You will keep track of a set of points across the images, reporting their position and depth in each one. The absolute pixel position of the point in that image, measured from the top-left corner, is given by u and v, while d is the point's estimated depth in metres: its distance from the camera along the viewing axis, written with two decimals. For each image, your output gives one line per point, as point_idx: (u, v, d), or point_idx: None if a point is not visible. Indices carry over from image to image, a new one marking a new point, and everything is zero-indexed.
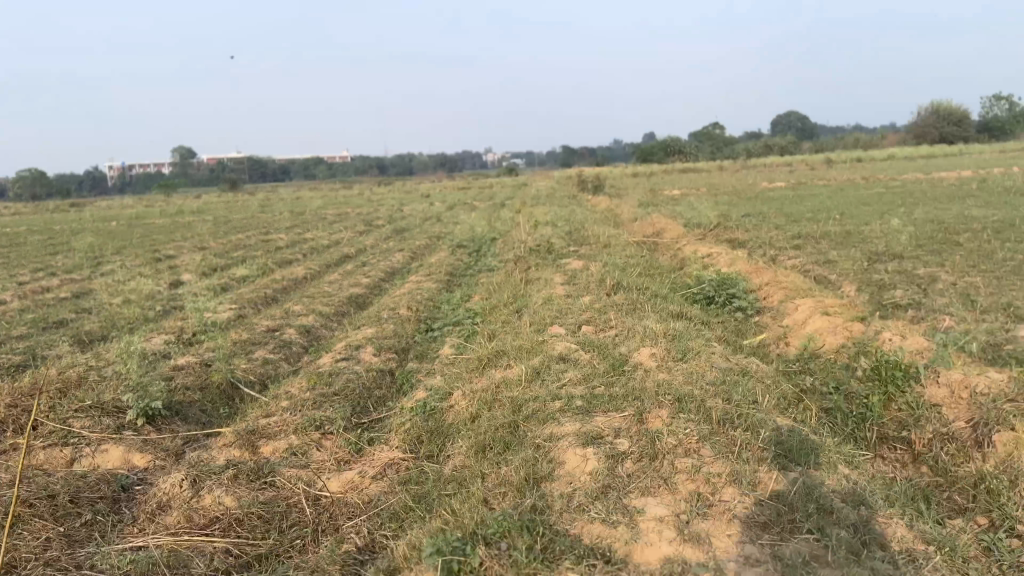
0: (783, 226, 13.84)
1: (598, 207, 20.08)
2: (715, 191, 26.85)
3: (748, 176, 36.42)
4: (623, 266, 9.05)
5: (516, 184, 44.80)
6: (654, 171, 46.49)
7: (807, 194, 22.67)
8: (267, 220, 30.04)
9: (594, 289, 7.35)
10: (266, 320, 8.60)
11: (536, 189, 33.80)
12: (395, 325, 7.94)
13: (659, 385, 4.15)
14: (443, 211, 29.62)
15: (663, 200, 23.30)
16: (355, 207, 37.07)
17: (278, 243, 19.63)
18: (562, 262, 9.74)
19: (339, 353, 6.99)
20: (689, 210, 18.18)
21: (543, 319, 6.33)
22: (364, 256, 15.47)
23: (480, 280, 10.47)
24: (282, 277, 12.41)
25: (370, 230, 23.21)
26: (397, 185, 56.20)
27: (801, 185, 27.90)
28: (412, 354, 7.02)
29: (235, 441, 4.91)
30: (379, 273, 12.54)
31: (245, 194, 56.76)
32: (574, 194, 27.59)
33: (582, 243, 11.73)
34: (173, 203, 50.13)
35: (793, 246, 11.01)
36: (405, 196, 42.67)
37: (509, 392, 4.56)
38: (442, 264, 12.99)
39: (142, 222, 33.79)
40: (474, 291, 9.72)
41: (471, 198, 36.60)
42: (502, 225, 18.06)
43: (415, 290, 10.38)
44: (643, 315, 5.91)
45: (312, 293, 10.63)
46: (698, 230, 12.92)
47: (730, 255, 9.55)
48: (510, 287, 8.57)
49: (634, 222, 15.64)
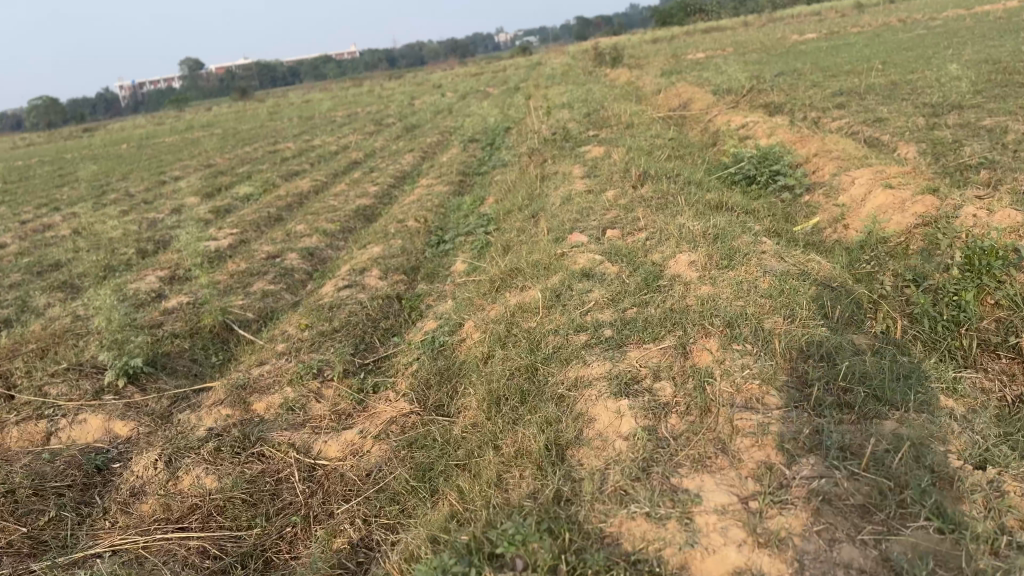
0: (821, 83, 12.67)
1: (617, 82, 18.86)
2: (741, 51, 25.16)
3: (774, 30, 34.22)
4: (649, 148, 8.21)
5: (531, 64, 42.90)
6: (674, 35, 44.14)
7: (842, 44, 21.08)
8: (276, 130, 29.13)
9: (618, 181, 6.56)
10: (267, 247, 8.01)
11: (550, 68, 32.20)
12: (403, 240, 7.29)
13: (700, 303, 3.46)
14: (455, 102, 28.42)
15: (687, 67, 21.88)
16: (365, 106, 35.89)
17: (286, 154, 18.88)
18: (581, 150, 8.91)
19: (343, 279, 6.38)
20: (716, 74, 16.92)
21: (563, 223, 5.61)
22: (374, 160, 14.69)
23: (495, 178, 9.72)
24: (287, 193, 11.76)
25: (382, 130, 22.30)
26: (408, 78, 54.37)
27: (834, 34, 26.05)
28: (422, 273, 6.39)
29: (224, 400, 4.35)
30: (388, 179, 11.81)
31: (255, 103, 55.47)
32: (592, 69, 26.15)
33: (602, 125, 10.81)
34: (184, 120, 49.17)
35: (835, 105, 9.99)
36: (416, 89, 41.22)
37: (527, 323, 3.89)
38: (455, 163, 12.21)
39: (153, 144, 33.13)
40: (489, 192, 8.98)
41: (484, 85, 35.11)
42: (516, 112, 17.03)
43: (425, 197, 9.67)
44: (675, 210, 5.15)
45: (319, 210, 10.00)
46: (727, 97, 11.86)
47: (767, 124, 8.62)
48: (525, 185, 7.81)
49: (657, 95, 14.53)
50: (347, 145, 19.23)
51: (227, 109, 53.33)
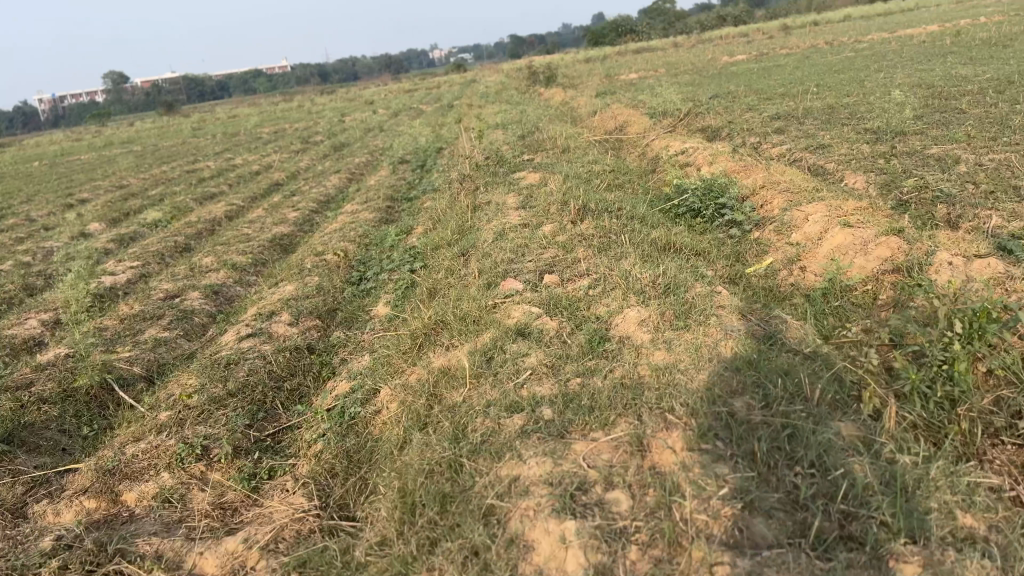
0: (758, 106, 12.47)
1: (551, 101, 18.47)
2: (674, 72, 25.14)
3: (707, 51, 34.53)
4: (587, 176, 7.73)
5: (465, 81, 42.46)
6: (608, 53, 44.41)
7: (773, 66, 21.23)
8: (198, 147, 27.89)
9: (555, 215, 6.05)
10: (168, 286, 7.23)
11: (484, 85, 31.76)
12: (320, 278, 6.62)
13: (657, 377, 2.93)
14: (387, 119, 27.76)
15: (621, 87, 21.74)
16: (294, 122, 34.88)
17: (205, 175, 17.86)
18: (516, 177, 8.38)
19: (249, 326, 5.68)
20: (652, 95, 16.72)
21: (495, 265, 5.05)
22: (297, 182, 13.91)
23: (425, 207, 9.13)
24: (199, 219, 10.91)
25: (309, 149, 21.50)
26: (339, 94, 53.31)
27: (765, 56, 26.31)
28: (339, 319, 5.75)
29: (89, 490, 3.64)
30: (310, 205, 11.08)
31: (179, 119, 53.57)
32: (526, 87, 25.85)
33: (536, 148, 10.33)
34: (101, 136, 46.99)
35: (775, 130, 9.71)
36: (348, 105, 40.37)
37: (451, 396, 3.30)
38: (382, 187, 11.55)
39: (66, 161, 31.49)
40: (416, 223, 8.38)
41: (417, 102, 34.50)
42: (448, 133, 16.46)
43: (349, 227, 9.00)
44: (619, 252, 4.64)
45: (232, 240, 9.22)
46: (665, 120, 11.53)
47: (708, 150, 8.25)
48: (456, 216, 7.24)
49: (593, 116, 14.14)
50: (271, 165, 18.32)
51: (149, 124, 51.30)
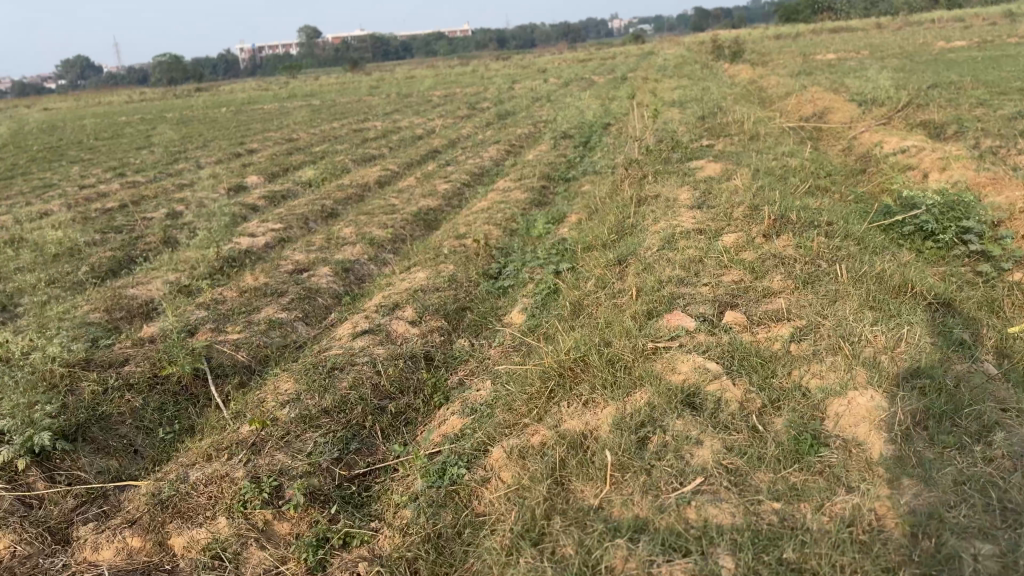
0: (992, 103, 10.51)
1: (736, 80, 16.85)
2: (879, 56, 22.57)
3: (917, 35, 31.09)
4: (781, 174, 6.47)
5: (642, 53, 40.79)
6: (801, 32, 41.31)
7: (1003, 55, 18.51)
8: (369, 106, 28.18)
9: (742, 224, 4.92)
10: (299, 257, 6.70)
11: (662, 60, 30.11)
12: (457, 270, 5.84)
13: (919, 552, 1.86)
14: (558, 89, 26.90)
15: (818, 69, 19.70)
16: (465, 86, 34.77)
17: (369, 135, 17.69)
18: (692, 167, 7.23)
19: (367, 318, 4.97)
20: (855, 80, 14.86)
21: (660, 283, 4.03)
22: (455, 151, 13.30)
23: (584, 193, 8.17)
24: (350, 183, 10.48)
25: (475, 115, 21.04)
26: (513, 59, 52.88)
27: (989, 43, 23.12)
28: (469, 324, 4.92)
29: (137, 523, 3.01)
30: (463, 176, 10.39)
31: (359, 76, 55.10)
32: (708, 62, 24.16)
33: (719, 134, 9.08)
34: (286, 88, 49.01)
35: (1019, 135, 7.95)
36: (520, 72, 39.84)
37: (587, 497, 2.34)
38: (542, 164, 10.67)
39: (249, 110, 32.90)
40: (572, 212, 7.44)
41: (590, 72, 33.39)
42: (619, 108, 15.30)
43: (499, 207, 8.19)
44: (831, 290, 3.49)
45: (377, 208, 8.66)
46: (874, 111, 9.89)
47: (936, 155, 6.75)
48: (618, 211, 6.24)
49: (785, 100, 12.56)
50: (434, 130, 17.90)
51: (331, 80, 53.03)
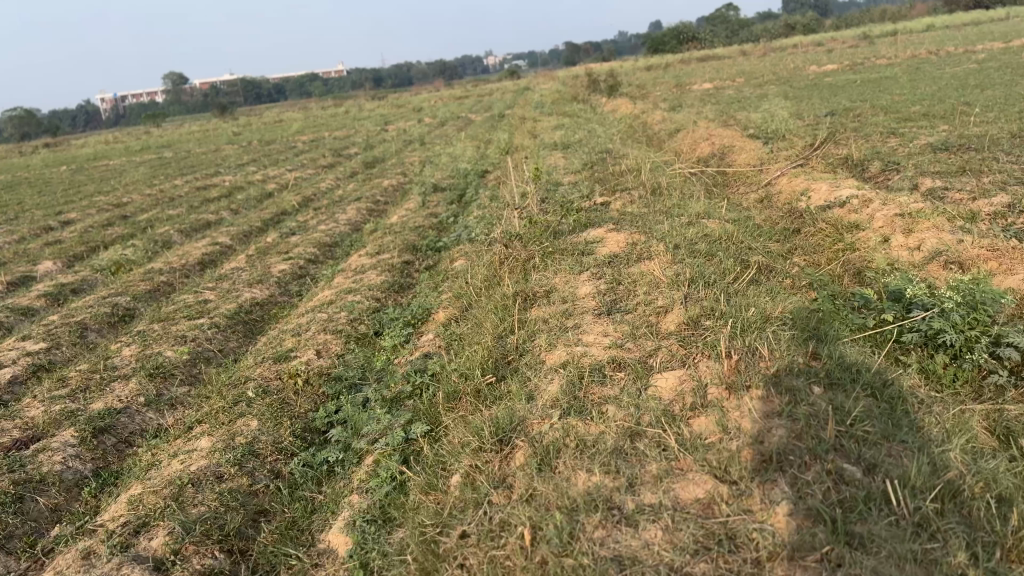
0: (905, 134, 9.47)
1: (620, 116, 15.58)
2: (758, 83, 22.09)
3: (789, 61, 31.35)
4: (707, 249, 4.90)
5: (516, 90, 39.99)
6: (670, 62, 41.72)
7: (878, 78, 18.33)
8: (223, 158, 25.64)
9: (682, 355, 3.22)
10: (39, 414, 4.62)
11: (539, 95, 28.99)
12: (262, 429, 3.92)
13: None
14: (431, 129, 25.31)
15: (699, 99, 18.94)
16: (332, 130, 32.69)
17: (212, 194, 15.39)
18: (590, 241, 5.59)
19: (86, 564, 3.00)
20: (744, 112, 13.95)
21: (572, 513, 2.26)
22: (306, 212, 11.29)
23: (455, 275, 6.42)
24: (163, 269, 8.34)
25: (339, 164, 19.08)
26: (388, 100, 51.12)
27: (861, 67, 23.12)
28: (261, 548, 3.05)
29: None
30: (308, 252, 8.41)
31: (223, 123, 51.85)
32: (585, 96, 23.21)
33: (615, 190, 7.53)
34: (141, 139, 45.30)
35: (963, 176, 6.76)
36: (391, 113, 38.11)
37: None
38: (406, 229, 8.84)
39: (88, 168, 29.56)
40: (438, 309, 5.66)
41: (464, 110, 32.06)
42: (496, 152, 13.69)
43: (345, 297, 6.30)
44: (903, 558, 1.84)
45: (183, 309, 6.60)
46: (784, 150, 8.61)
47: (891, 210, 5.37)
48: (497, 315, 4.51)
49: (678, 139, 11.24)
50: (288, 184, 15.76)
51: (193, 128, 49.62)
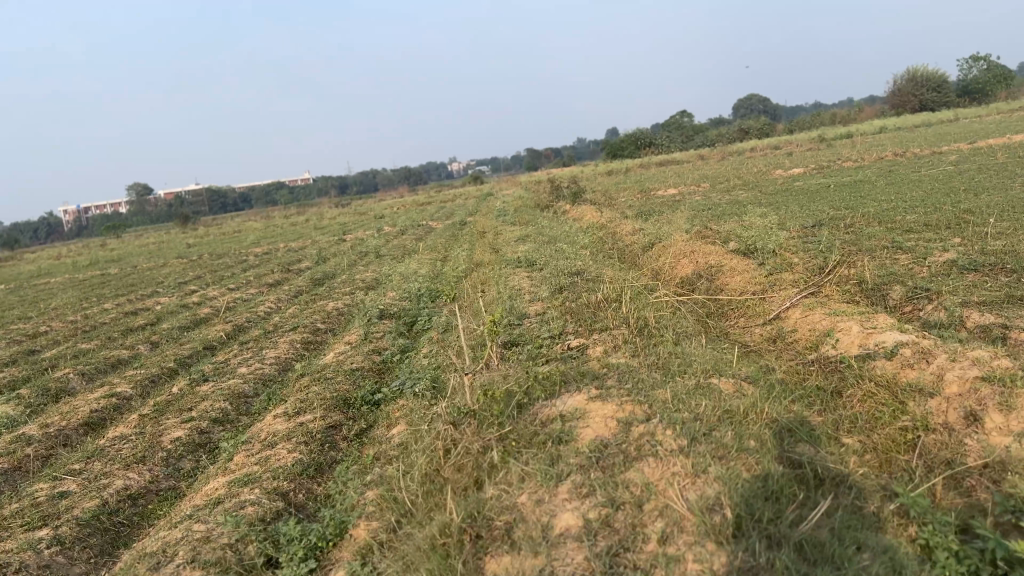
0: (915, 249, 8.33)
1: (587, 227, 14.50)
2: (725, 189, 21.31)
3: (752, 164, 31.13)
4: (736, 440, 3.44)
5: (477, 196, 39.41)
6: (629, 166, 41.70)
7: (850, 182, 17.72)
8: (165, 275, 24.04)
9: None
10: None
11: (500, 203, 28.10)
12: None
13: None
14: (387, 239, 24.15)
15: (667, 205, 18.08)
16: (285, 241, 31.40)
17: (136, 321, 13.76)
18: (566, 418, 4.09)
19: None
20: (721, 222, 12.96)
21: None
22: (231, 346, 9.73)
23: (389, 456, 4.87)
24: (33, 437, 6.67)
25: (286, 281, 17.65)
26: (346, 208, 50.30)
27: (829, 170, 22.56)
28: None
29: None
30: (218, 412, 6.83)
31: (178, 233, 50.35)
32: (548, 203, 22.35)
33: (592, 328, 6.13)
34: (86, 253, 43.50)
35: (1017, 310, 5.56)
36: (349, 221, 37.09)
37: None
38: (338, 373, 7.32)
39: (20, 287, 27.64)
40: (357, 521, 4.09)
41: (424, 217, 31.12)
42: (453, 270, 12.35)
43: (238, 495, 4.70)
44: None
45: (27, 511, 4.95)
46: (786, 274, 7.36)
47: (965, 369, 4.03)
48: (431, 561, 2.98)
49: (656, 256, 10.02)
50: (223, 308, 14.20)
51: (146, 240, 48.02)
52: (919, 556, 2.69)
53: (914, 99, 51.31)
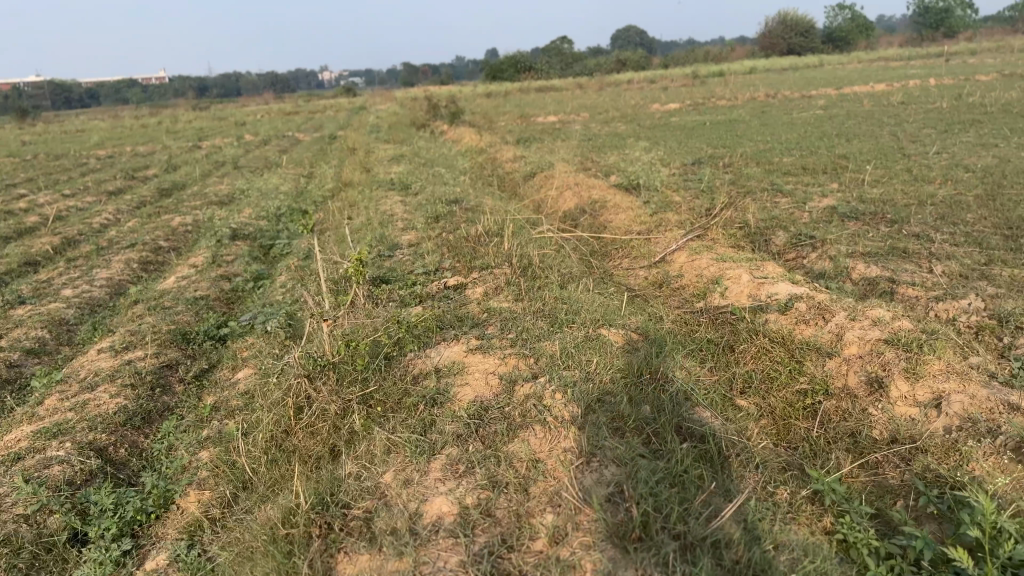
0: (795, 193, 8.23)
1: (464, 151, 13.83)
2: (604, 120, 21.02)
3: (630, 96, 31.08)
4: (633, 408, 3.03)
5: (349, 109, 37.55)
6: (508, 90, 40.88)
7: (726, 121, 17.84)
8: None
9: None
10: None
11: (373, 118, 26.71)
12: None
13: None
14: (249, 150, 22.47)
15: (547, 133, 17.61)
16: (135, 144, 28.77)
17: None
18: (440, 375, 3.55)
19: None
20: (602, 155, 12.64)
21: None
22: (57, 263, 8.55)
23: (230, 412, 4.21)
24: None
25: (130, 190, 16.00)
26: (206, 112, 46.84)
27: (704, 107, 22.69)
28: None
29: None
30: (31, 344, 5.86)
31: (11, 129, 45.36)
32: (424, 122, 21.38)
33: (469, 266, 5.60)
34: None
35: (901, 263, 5.47)
36: (208, 127, 34.47)
37: None
38: (179, 303, 6.45)
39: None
40: (185, 490, 3.44)
41: (291, 128, 29.25)
42: (319, 188, 11.40)
43: (42, 449, 3.90)
44: None
45: None
46: (672, 214, 7.06)
47: (866, 329, 3.80)
48: (270, 559, 2.41)
49: (537, 188, 9.55)
50: (52, 217, 12.60)
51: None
52: (837, 554, 2.39)
53: (784, 42, 52.78)
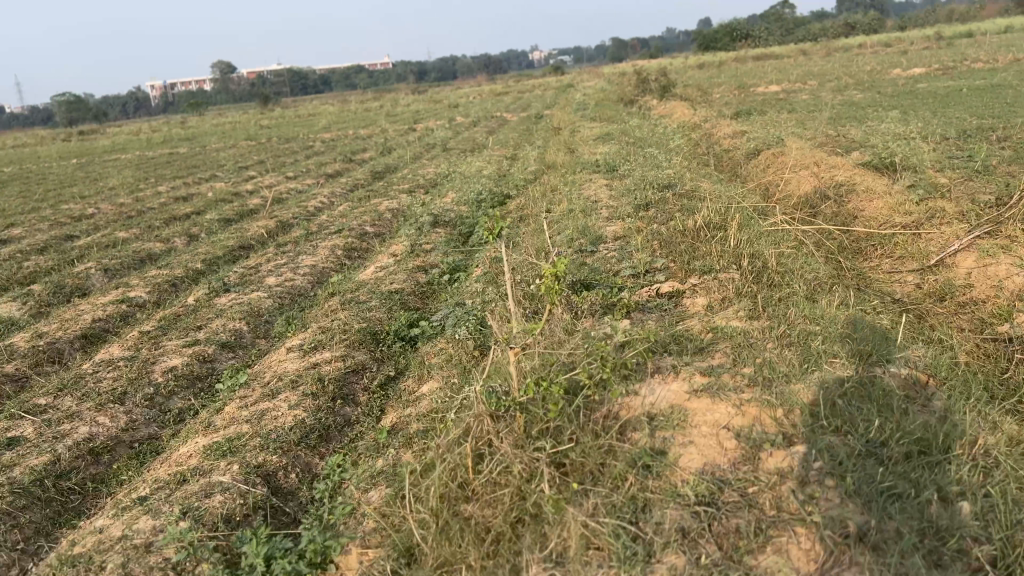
0: None
1: (678, 127, 12.77)
2: (834, 88, 18.83)
3: (862, 62, 28.09)
4: (950, 518, 2.09)
5: (556, 87, 37.24)
6: (722, 60, 38.69)
7: (988, 86, 15.29)
8: (229, 158, 23.21)
9: None
10: None
11: (580, 95, 26.00)
12: None
13: None
14: (458, 130, 22.69)
15: (769, 104, 16.03)
16: (355, 127, 30.23)
17: (185, 209, 12.87)
18: (656, 427, 2.75)
19: None
20: (838, 128, 11.08)
21: None
22: (268, 249, 8.64)
23: (408, 440, 3.65)
24: (20, 350, 5.71)
25: (346, 172, 16.50)
26: (421, 95, 48.67)
27: (957, 72, 19.81)
28: None
29: None
30: (229, 337, 5.74)
31: (253, 115, 49.58)
32: (634, 97, 20.41)
33: (689, 268, 4.71)
34: (163, 130, 43.33)
35: None
36: (422, 109, 35.60)
37: None
38: (373, 297, 6.10)
39: (90, 163, 27.28)
40: (349, 542, 2.91)
41: (499, 108, 29.38)
42: (523, 171, 10.88)
43: (209, 472, 3.60)
44: None
45: None
46: (945, 204, 5.70)
47: None
48: None
49: (764, 172, 8.40)
50: (273, 200, 13.09)
51: (222, 119, 47.40)
52: None
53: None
